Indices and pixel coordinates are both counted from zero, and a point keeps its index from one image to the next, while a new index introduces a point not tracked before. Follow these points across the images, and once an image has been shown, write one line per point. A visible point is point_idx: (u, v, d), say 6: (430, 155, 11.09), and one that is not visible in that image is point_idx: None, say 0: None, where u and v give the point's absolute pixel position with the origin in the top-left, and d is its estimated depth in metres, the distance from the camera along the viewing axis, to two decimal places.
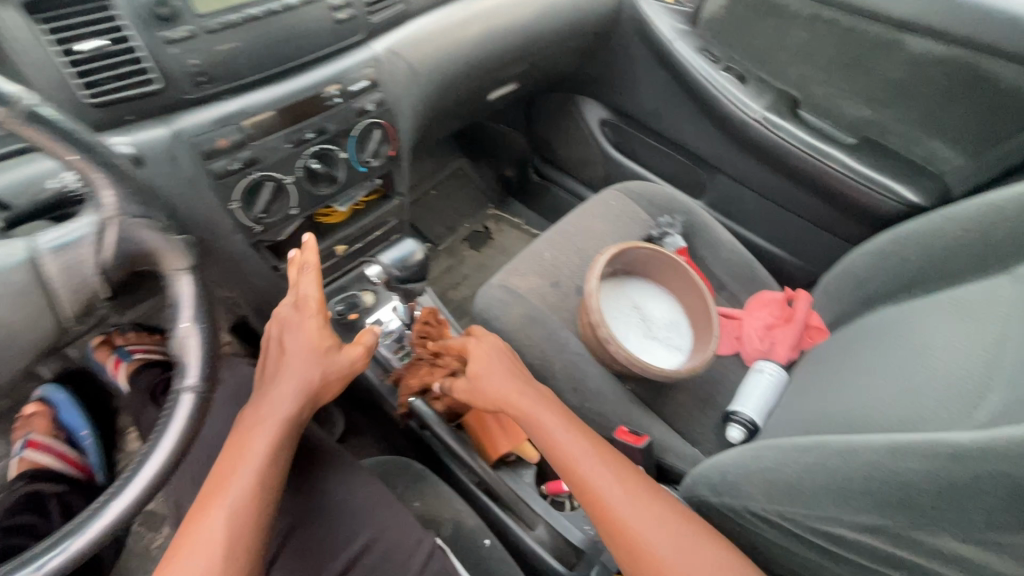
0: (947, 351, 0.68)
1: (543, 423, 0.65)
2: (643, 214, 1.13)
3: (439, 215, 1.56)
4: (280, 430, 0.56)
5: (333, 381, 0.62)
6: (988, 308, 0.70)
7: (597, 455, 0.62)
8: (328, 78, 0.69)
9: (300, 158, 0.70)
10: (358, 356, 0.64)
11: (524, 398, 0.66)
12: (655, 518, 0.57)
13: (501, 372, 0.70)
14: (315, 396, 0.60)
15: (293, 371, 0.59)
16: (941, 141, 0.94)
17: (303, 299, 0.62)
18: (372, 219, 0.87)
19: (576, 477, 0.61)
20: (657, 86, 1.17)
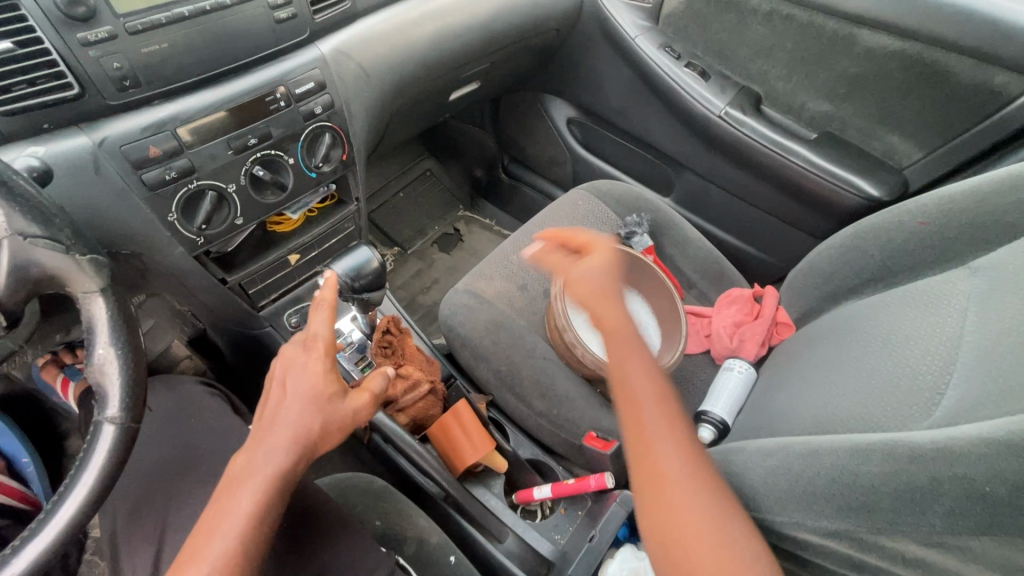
0: (908, 345, 0.68)
1: (623, 351, 0.53)
2: (611, 213, 1.11)
3: (407, 218, 1.53)
4: (269, 486, 0.51)
5: (333, 432, 0.56)
6: (946, 300, 0.70)
7: (661, 402, 0.51)
8: (269, 80, 0.66)
9: (243, 165, 0.67)
10: (364, 405, 0.58)
11: (617, 315, 0.55)
12: (695, 473, 0.48)
13: (599, 286, 0.58)
14: (313, 448, 0.54)
15: (292, 418, 0.54)
16: (898, 136, 0.96)
17: (312, 338, 0.57)
18: (327, 225, 0.83)
19: (636, 414, 0.50)
20: (621, 83, 1.15)
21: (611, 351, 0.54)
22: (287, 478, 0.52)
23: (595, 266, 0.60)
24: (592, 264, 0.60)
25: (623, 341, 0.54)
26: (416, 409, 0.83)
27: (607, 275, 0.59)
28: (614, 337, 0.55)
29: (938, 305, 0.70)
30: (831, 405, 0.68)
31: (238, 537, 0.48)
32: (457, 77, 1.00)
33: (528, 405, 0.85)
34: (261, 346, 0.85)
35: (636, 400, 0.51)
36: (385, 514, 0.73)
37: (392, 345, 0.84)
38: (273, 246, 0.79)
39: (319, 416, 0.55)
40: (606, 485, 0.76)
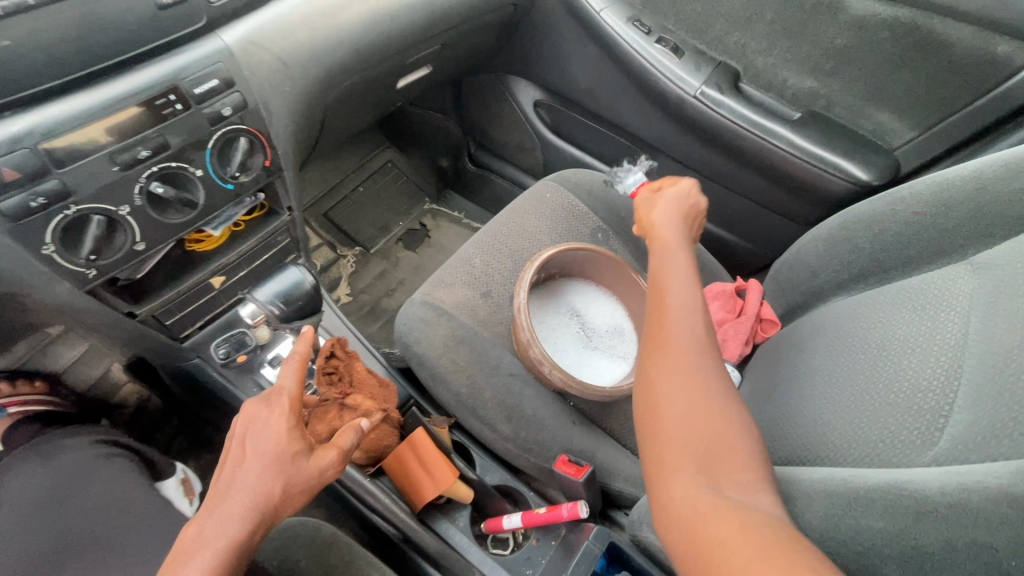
0: (904, 353, 0.61)
1: (667, 253, 0.59)
2: (582, 206, 1.02)
3: (368, 214, 1.42)
4: (224, 558, 0.46)
5: (297, 494, 0.51)
6: (946, 302, 0.63)
7: (691, 299, 0.53)
8: (159, 79, 0.55)
9: (136, 183, 0.56)
10: (331, 462, 0.55)
11: (666, 223, 0.63)
12: (707, 362, 0.49)
13: (675, 210, 0.64)
14: (273, 514, 0.50)
15: (251, 482, 0.49)
16: (888, 113, 0.88)
17: (275, 391, 0.55)
18: (256, 241, 0.73)
19: (660, 300, 0.54)
20: (589, 62, 1.05)
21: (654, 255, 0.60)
22: (245, 550, 0.48)
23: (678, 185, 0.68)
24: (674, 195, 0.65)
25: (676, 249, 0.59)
26: (370, 441, 0.73)
27: (677, 213, 0.64)
28: (665, 246, 0.60)
29: (938, 308, 0.63)
30: (823, 426, 0.62)
31: None
32: (402, 62, 0.89)
33: (493, 429, 0.77)
34: (192, 376, 0.77)
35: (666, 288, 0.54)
36: (329, 569, 0.63)
37: (337, 372, 0.75)
38: (193, 268, 0.69)
39: (281, 479, 0.51)
40: (580, 515, 0.70)
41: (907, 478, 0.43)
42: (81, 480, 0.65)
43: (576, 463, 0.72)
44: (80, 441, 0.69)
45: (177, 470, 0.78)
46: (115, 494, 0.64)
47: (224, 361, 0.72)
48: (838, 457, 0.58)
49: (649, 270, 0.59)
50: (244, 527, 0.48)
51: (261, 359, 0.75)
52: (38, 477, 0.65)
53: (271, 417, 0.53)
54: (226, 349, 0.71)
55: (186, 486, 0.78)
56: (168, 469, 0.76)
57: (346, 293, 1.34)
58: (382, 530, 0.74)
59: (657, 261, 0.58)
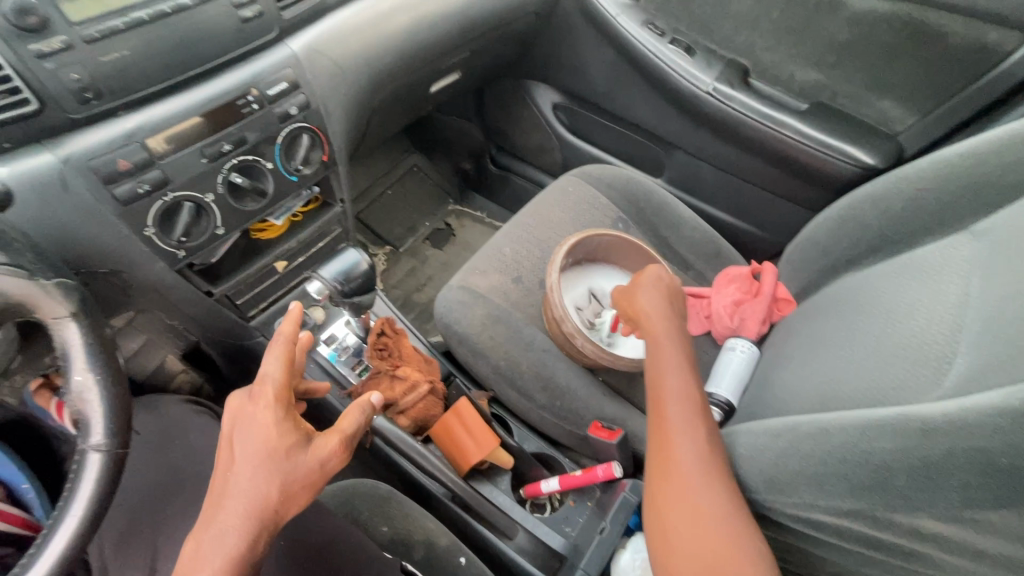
0: (910, 315, 0.67)
1: (660, 352, 0.66)
2: (604, 199, 1.10)
3: (397, 216, 1.50)
4: (227, 565, 0.46)
5: (296, 491, 0.50)
6: (949, 267, 0.68)
7: (684, 402, 0.59)
8: (241, 82, 0.64)
9: (219, 173, 0.64)
10: (327, 450, 0.53)
11: (656, 321, 0.70)
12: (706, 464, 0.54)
13: (654, 290, 0.74)
14: (273, 513, 0.49)
15: (244, 482, 0.49)
16: (889, 101, 0.94)
17: (260, 383, 0.54)
18: (313, 229, 0.81)
19: (660, 406, 0.60)
20: (606, 64, 1.12)
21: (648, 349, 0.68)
22: (248, 557, 0.47)
23: (659, 273, 0.76)
24: (652, 274, 0.76)
25: (665, 346, 0.66)
26: (418, 410, 0.80)
27: (660, 299, 0.73)
28: (656, 344, 0.67)
29: (940, 273, 0.69)
30: (830, 382, 0.69)
31: None
32: (436, 67, 0.97)
33: (530, 398, 0.83)
34: (255, 354, 0.84)
35: (664, 394, 0.61)
36: (391, 519, 0.71)
37: (388, 348, 0.83)
38: (260, 253, 0.77)
39: (275, 478, 0.50)
40: (614, 474, 0.76)
41: (914, 405, 0.48)
42: (180, 430, 0.70)
43: (608, 428, 0.78)
44: (173, 402, 0.75)
45: None
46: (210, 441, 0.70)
47: None
48: (845, 405, 0.64)
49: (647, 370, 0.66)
50: (241, 535, 0.47)
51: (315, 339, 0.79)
52: (142, 425, 0.70)
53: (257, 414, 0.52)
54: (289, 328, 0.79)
55: None
56: None
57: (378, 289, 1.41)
58: (428, 491, 0.80)
59: (653, 362, 0.65)
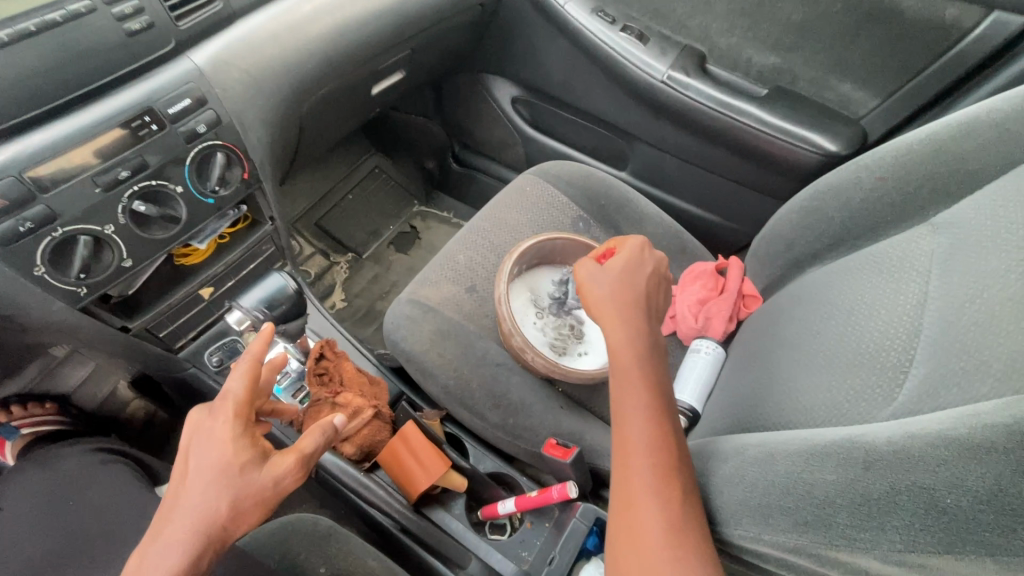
0: (869, 317, 0.63)
1: (626, 383, 0.59)
2: (562, 197, 1.04)
3: (359, 221, 1.45)
4: None
5: (247, 508, 0.51)
6: (909, 262, 0.64)
7: (654, 451, 0.53)
8: (134, 102, 0.58)
9: (119, 203, 0.59)
10: (285, 467, 0.53)
11: (618, 329, 0.63)
12: (673, 520, 0.49)
13: (612, 294, 0.65)
14: (221, 533, 0.49)
15: (195, 499, 0.49)
16: (851, 84, 0.90)
17: (221, 398, 0.53)
18: (241, 251, 0.76)
19: (625, 456, 0.54)
20: (559, 55, 1.07)
21: (613, 376, 0.60)
22: None
23: (620, 272, 0.67)
24: (609, 274, 0.67)
25: (631, 376, 0.59)
26: (363, 436, 0.77)
27: (624, 298, 0.65)
28: (621, 371, 0.60)
29: (901, 269, 0.65)
30: (790, 391, 0.65)
31: None
32: (374, 68, 0.91)
33: (482, 418, 0.79)
34: (191, 385, 0.80)
35: (629, 441, 0.55)
36: (329, 559, 0.66)
37: (328, 372, 0.78)
38: (182, 280, 0.72)
39: (228, 495, 0.50)
40: (569, 495, 0.72)
41: (861, 431, 0.45)
42: (81, 484, 0.68)
43: (563, 445, 0.74)
44: (79, 449, 0.73)
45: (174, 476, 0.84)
46: (111, 496, 0.67)
47: (219, 369, 0.77)
48: (805, 418, 0.60)
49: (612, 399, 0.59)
50: (184, 553, 0.47)
51: None
52: (42, 479, 0.69)
53: (213, 430, 0.51)
54: (220, 357, 0.77)
55: None
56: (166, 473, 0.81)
57: (341, 298, 1.37)
58: (376, 522, 0.76)
59: (617, 393, 0.59)
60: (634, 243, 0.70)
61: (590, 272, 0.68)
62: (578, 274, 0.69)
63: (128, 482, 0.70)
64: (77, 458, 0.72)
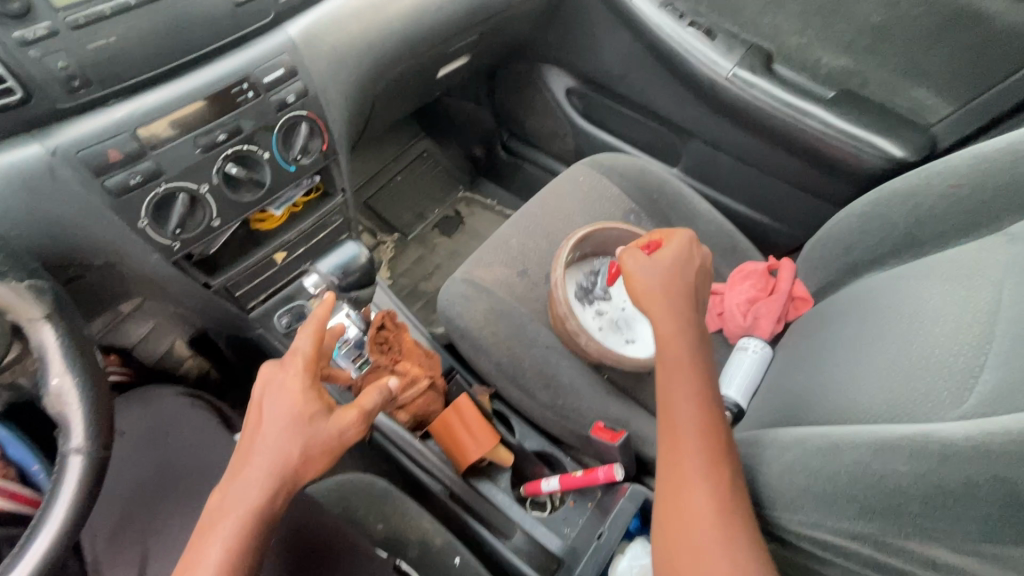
0: (933, 323, 0.63)
1: (676, 370, 0.60)
2: (614, 189, 1.05)
3: (405, 202, 1.48)
4: (247, 520, 0.49)
5: (318, 453, 0.53)
6: (977, 272, 0.65)
7: (702, 435, 0.55)
8: (235, 70, 0.62)
9: (214, 164, 0.63)
10: (349, 418, 0.56)
11: (662, 316, 0.64)
12: (723, 501, 0.51)
13: (658, 285, 0.66)
14: (294, 476, 0.52)
15: (270, 443, 0.52)
16: (925, 90, 0.89)
17: (291, 354, 0.57)
18: (313, 220, 0.79)
19: (675, 441, 0.56)
20: (620, 48, 1.08)
21: (662, 363, 0.62)
22: (268, 513, 0.50)
23: (663, 262, 0.68)
24: (655, 262, 0.68)
25: (683, 364, 0.60)
26: (417, 406, 0.80)
27: (668, 285, 0.66)
28: (670, 357, 0.61)
29: (967, 278, 0.65)
30: (849, 390, 0.65)
31: None
32: (443, 51, 0.93)
33: (532, 397, 0.81)
34: (255, 345, 0.84)
35: (679, 426, 0.56)
36: (387, 517, 0.74)
37: (388, 342, 0.82)
38: (259, 244, 0.76)
39: (299, 441, 0.53)
40: (616, 478, 0.74)
41: (934, 426, 0.46)
42: (176, 426, 0.71)
43: (612, 429, 0.76)
44: (171, 392, 0.76)
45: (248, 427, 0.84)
46: (202, 440, 0.70)
47: (286, 331, 0.79)
48: (864, 416, 0.60)
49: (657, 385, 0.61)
50: (262, 492, 0.50)
51: None
52: (141, 418, 0.72)
53: (288, 383, 0.55)
54: (288, 321, 0.79)
55: None
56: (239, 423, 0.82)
57: (386, 276, 1.40)
58: (428, 488, 0.79)
59: (665, 379, 0.60)
60: (681, 237, 0.70)
61: (632, 258, 0.69)
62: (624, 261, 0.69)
63: (217, 429, 0.73)
64: (170, 402, 0.75)
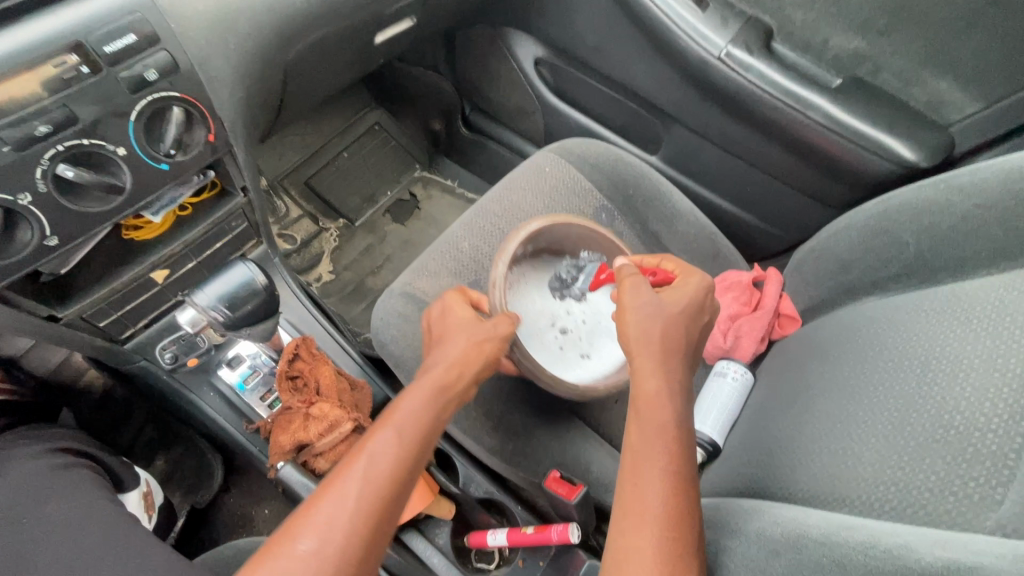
0: (947, 372, 0.53)
1: (646, 434, 0.51)
2: (585, 182, 0.90)
3: (352, 183, 1.31)
4: (419, 413, 0.50)
5: (479, 355, 0.57)
6: (991, 313, 0.55)
7: (670, 526, 0.46)
8: (59, 34, 0.44)
9: (39, 166, 0.47)
10: (504, 321, 0.60)
11: (651, 368, 0.54)
12: None
13: (656, 330, 0.56)
14: (462, 374, 0.55)
15: (447, 346, 0.57)
16: (948, 82, 0.78)
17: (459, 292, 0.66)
18: (204, 228, 0.64)
19: (635, 526, 0.46)
20: (596, 12, 0.91)
21: (633, 420, 0.52)
22: (437, 403, 0.52)
23: (672, 305, 0.58)
24: (662, 305, 0.58)
25: (662, 432, 0.51)
26: (338, 453, 0.66)
27: (669, 327, 0.57)
28: (648, 416, 0.52)
29: (982, 322, 0.55)
30: (841, 455, 0.55)
31: (377, 458, 0.46)
32: (378, 11, 0.75)
33: (478, 441, 0.68)
34: (142, 376, 0.70)
35: (643, 510, 0.46)
36: None
37: (302, 376, 0.69)
38: (130, 259, 0.60)
39: (466, 342, 0.57)
40: (570, 539, 0.63)
41: (969, 547, 0.37)
42: (38, 493, 0.57)
43: (569, 481, 0.64)
44: (37, 450, 0.64)
45: (140, 482, 0.75)
46: (78, 503, 0.57)
47: (174, 366, 0.68)
48: (868, 501, 0.49)
49: (625, 446, 0.52)
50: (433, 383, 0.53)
51: (216, 360, 0.71)
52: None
53: (450, 302, 0.62)
54: (175, 352, 0.68)
55: (147, 500, 0.76)
56: (130, 481, 0.73)
57: (328, 270, 1.24)
58: None
59: (636, 443, 0.51)
60: (697, 282, 0.61)
61: (637, 293, 0.58)
62: (625, 288, 0.59)
63: (99, 490, 0.60)
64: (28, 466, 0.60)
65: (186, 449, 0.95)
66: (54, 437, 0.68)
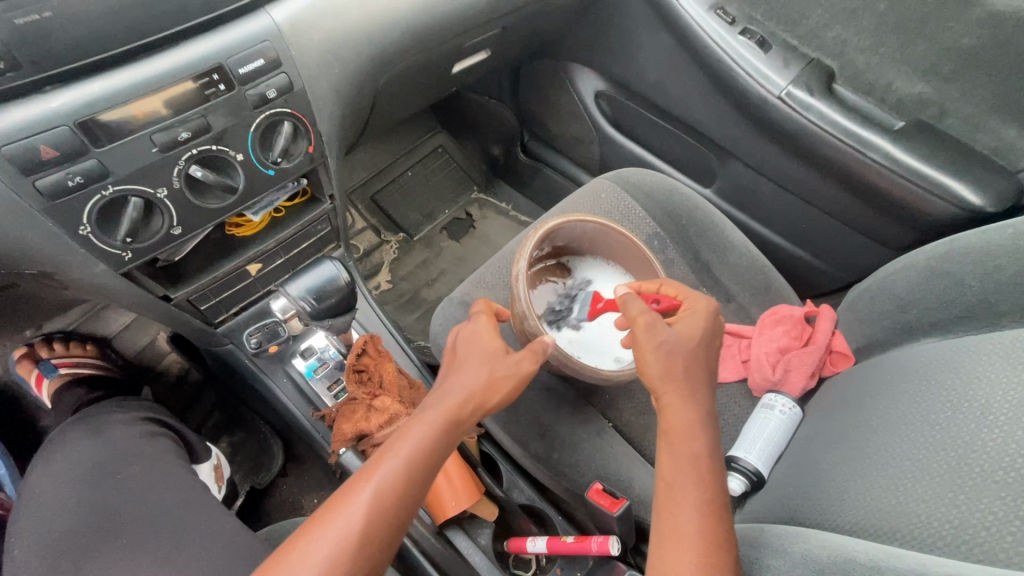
0: (1005, 420, 0.53)
1: (675, 461, 0.53)
2: (639, 209, 0.94)
3: (415, 201, 1.39)
4: (424, 448, 0.47)
5: (500, 386, 0.52)
6: None
7: (705, 550, 0.48)
8: (205, 58, 0.52)
9: (175, 166, 0.55)
10: (529, 359, 0.55)
11: (677, 403, 0.55)
12: None
13: (679, 367, 0.57)
14: (477, 408, 0.51)
15: (464, 375, 0.52)
16: (1018, 129, 0.78)
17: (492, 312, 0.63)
18: (295, 228, 0.71)
19: (674, 550, 0.48)
20: (660, 51, 0.96)
21: (665, 454, 0.54)
22: (443, 439, 0.48)
23: (686, 339, 0.59)
24: (678, 339, 0.58)
25: (697, 465, 0.52)
26: None
27: (693, 363, 0.58)
28: (682, 449, 0.53)
29: None
30: (894, 494, 0.54)
31: (375, 493, 0.45)
32: (459, 45, 0.83)
33: (524, 447, 0.71)
34: (226, 357, 0.77)
35: (679, 536, 0.49)
36: None
37: (367, 371, 0.75)
38: (231, 252, 0.68)
39: (484, 370, 0.52)
40: (610, 551, 0.63)
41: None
42: (128, 455, 0.64)
43: (612, 494, 0.65)
44: (127, 419, 0.70)
45: (212, 456, 0.81)
46: (146, 477, 0.62)
47: (256, 351, 0.75)
48: (924, 538, 0.49)
49: (659, 474, 0.54)
50: (444, 413, 0.49)
51: (291, 350, 0.77)
52: (86, 450, 0.64)
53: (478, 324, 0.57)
54: (258, 339, 0.75)
55: (218, 472, 0.82)
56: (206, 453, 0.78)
57: (385, 280, 1.31)
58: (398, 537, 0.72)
59: (670, 470, 0.53)
60: (704, 307, 0.62)
61: (653, 325, 0.58)
62: (633, 312, 0.59)
63: (172, 462, 0.66)
64: (123, 432, 0.67)
65: (248, 435, 1.02)
66: (143, 407, 0.74)
